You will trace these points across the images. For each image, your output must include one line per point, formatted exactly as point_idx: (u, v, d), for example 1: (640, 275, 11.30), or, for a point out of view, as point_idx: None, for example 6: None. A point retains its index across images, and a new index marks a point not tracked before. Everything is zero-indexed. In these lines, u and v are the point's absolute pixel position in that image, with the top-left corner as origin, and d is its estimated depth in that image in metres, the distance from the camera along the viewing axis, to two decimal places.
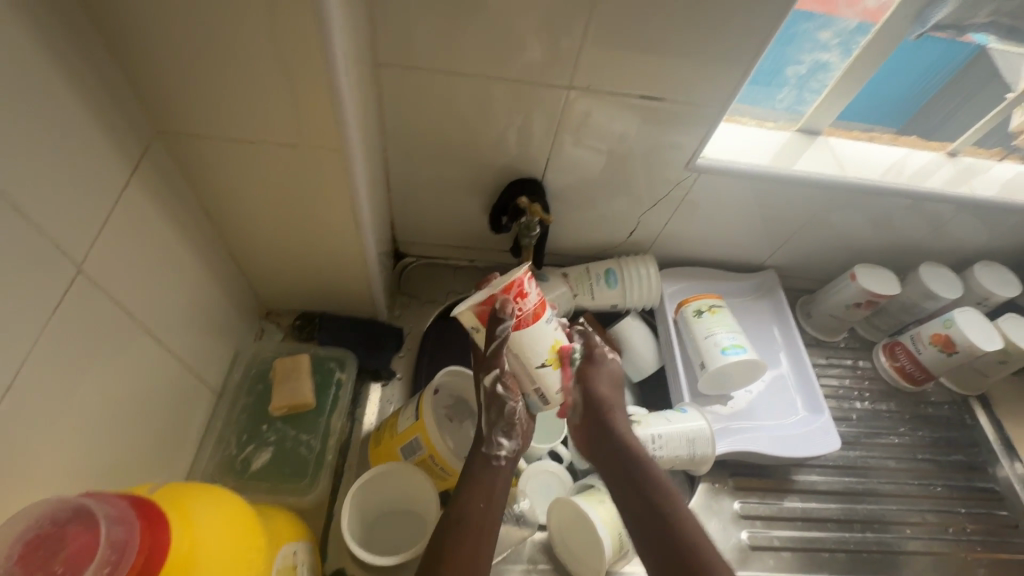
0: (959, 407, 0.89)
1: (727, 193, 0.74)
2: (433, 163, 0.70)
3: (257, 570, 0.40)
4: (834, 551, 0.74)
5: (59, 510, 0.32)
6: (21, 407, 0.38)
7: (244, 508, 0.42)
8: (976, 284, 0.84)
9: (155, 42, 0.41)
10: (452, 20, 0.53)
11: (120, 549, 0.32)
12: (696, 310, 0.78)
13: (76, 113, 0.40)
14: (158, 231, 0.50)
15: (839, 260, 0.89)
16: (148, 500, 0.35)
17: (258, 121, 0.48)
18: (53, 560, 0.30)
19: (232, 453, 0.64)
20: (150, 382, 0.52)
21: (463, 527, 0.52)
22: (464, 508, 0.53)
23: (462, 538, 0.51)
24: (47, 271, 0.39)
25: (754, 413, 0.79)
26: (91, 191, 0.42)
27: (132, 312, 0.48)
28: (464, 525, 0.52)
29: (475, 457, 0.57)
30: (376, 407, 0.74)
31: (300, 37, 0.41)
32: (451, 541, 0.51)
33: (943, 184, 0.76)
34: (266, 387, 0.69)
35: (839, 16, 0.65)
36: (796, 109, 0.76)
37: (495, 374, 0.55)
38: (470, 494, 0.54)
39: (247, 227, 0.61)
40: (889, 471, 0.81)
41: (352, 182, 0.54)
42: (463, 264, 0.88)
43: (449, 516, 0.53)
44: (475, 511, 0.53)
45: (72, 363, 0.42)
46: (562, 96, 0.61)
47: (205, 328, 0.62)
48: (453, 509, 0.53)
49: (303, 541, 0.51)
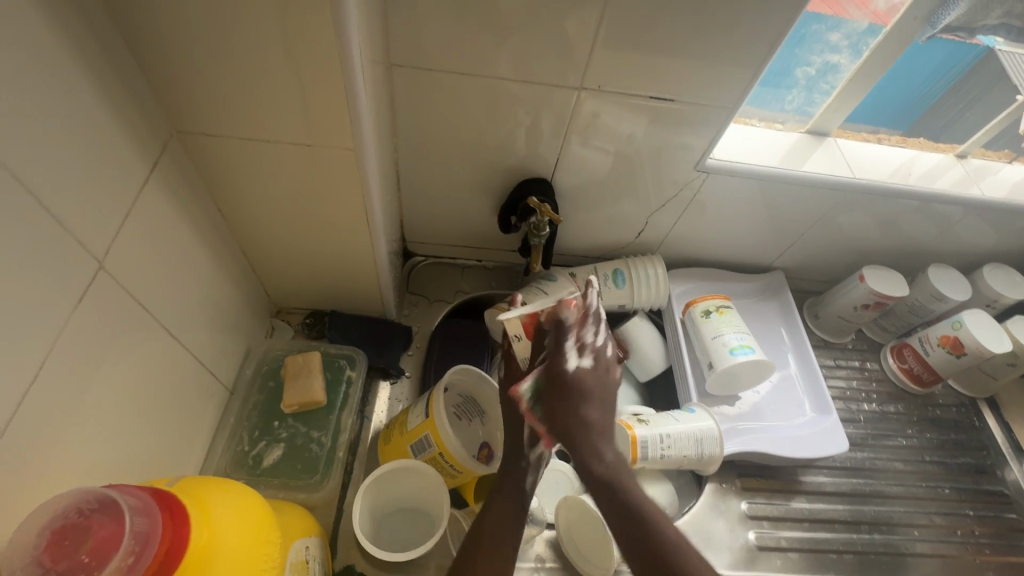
0: (967, 409, 0.89)
1: (736, 193, 0.74)
2: (443, 162, 0.71)
3: (273, 562, 0.40)
4: (842, 552, 0.74)
5: (84, 501, 0.32)
6: (42, 401, 0.38)
7: (259, 503, 0.42)
8: (984, 286, 0.84)
9: (175, 43, 0.42)
10: (464, 21, 0.54)
11: (142, 541, 0.32)
12: (704, 311, 0.78)
13: (98, 110, 0.40)
14: (173, 228, 0.51)
15: (846, 262, 0.89)
16: (168, 494, 0.36)
17: (274, 120, 0.49)
18: (78, 550, 0.31)
19: (244, 449, 0.65)
20: (165, 378, 0.52)
21: (496, 542, 0.52)
22: (494, 523, 0.54)
23: (490, 553, 0.51)
24: (68, 266, 0.39)
25: (761, 414, 0.79)
26: (111, 188, 0.42)
27: (149, 308, 0.49)
28: (497, 540, 0.52)
29: (507, 468, 0.58)
30: (385, 405, 0.75)
31: (318, 38, 0.41)
32: (481, 559, 0.51)
33: (952, 185, 0.76)
34: (277, 384, 0.70)
35: (848, 18, 0.67)
36: (804, 110, 0.76)
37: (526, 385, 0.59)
38: (498, 508, 0.55)
39: (261, 226, 0.61)
40: (897, 473, 0.81)
41: (365, 180, 0.54)
42: (471, 263, 0.89)
43: (482, 529, 0.53)
44: (501, 527, 0.54)
45: (91, 357, 0.42)
46: (573, 96, 0.62)
47: (218, 325, 0.62)
48: (487, 524, 0.54)
49: (315, 537, 0.52)
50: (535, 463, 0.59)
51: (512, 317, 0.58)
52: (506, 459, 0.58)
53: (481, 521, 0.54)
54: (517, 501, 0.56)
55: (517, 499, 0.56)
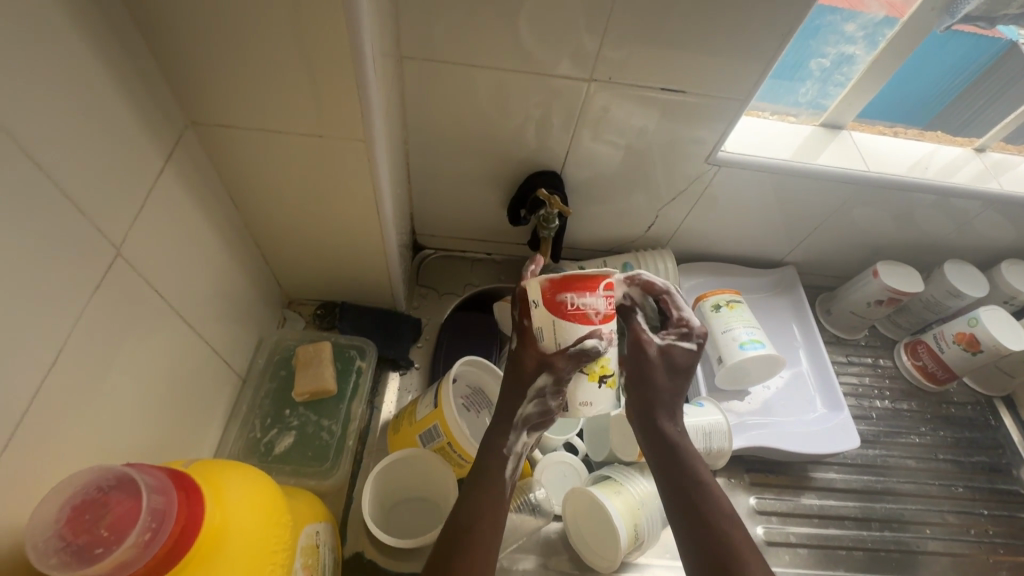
0: (983, 407, 0.88)
1: (747, 186, 0.74)
2: (453, 155, 0.71)
3: (285, 543, 0.41)
4: (851, 549, 0.73)
5: (103, 478, 0.33)
6: (63, 383, 0.39)
7: (270, 486, 0.43)
8: (1002, 283, 0.82)
9: (191, 35, 0.43)
10: (474, 13, 0.54)
11: (159, 518, 0.33)
12: (714, 305, 0.77)
13: (117, 101, 0.41)
14: (189, 218, 0.52)
15: (861, 257, 0.88)
16: (184, 473, 0.36)
17: (286, 113, 0.49)
18: (98, 524, 0.32)
19: (256, 436, 0.66)
20: (180, 364, 0.54)
21: (474, 536, 0.52)
22: (470, 517, 0.53)
23: (472, 543, 0.51)
24: (89, 253, 0.40)
25: (771, 409, 0.79)
26: (129, 178, 0.43)
27: (165, 296, 0.50)
28: (472, 537, 0.51)
29: (490, 459, 0.57)
30: (395, 396, 0.76)
31: (328, 30, 0.42)
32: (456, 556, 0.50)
33: (970, 180, 0.75)
34: (289, 372, 0.71)
35: (864, 10, 0.66)
36: (818, 103, 0.75)
37: (551, 377, 0.56)
38: (477, 499, 0.54)
39: (273, 218, 0.62)
40: (909, 470, 0.80)
41: (374, 172, 0.55)
42: (481, 257, 0.89)
43: (459, 524, 0.52)
44: (476, 518, 0.53)
45: (113, 341, 0.44)
46: (583, 89, 0.61)
47: (231, 314, 0.63)
48: (462, 515, 0.53)
49: (325, 522, 0.52)
50: (518, 451, 0.59)
51: (535, 280, 0.54)
52: (490, 449, 0.58)
53: (458, 515, 0.53)
54: (495, 495, 0.55)
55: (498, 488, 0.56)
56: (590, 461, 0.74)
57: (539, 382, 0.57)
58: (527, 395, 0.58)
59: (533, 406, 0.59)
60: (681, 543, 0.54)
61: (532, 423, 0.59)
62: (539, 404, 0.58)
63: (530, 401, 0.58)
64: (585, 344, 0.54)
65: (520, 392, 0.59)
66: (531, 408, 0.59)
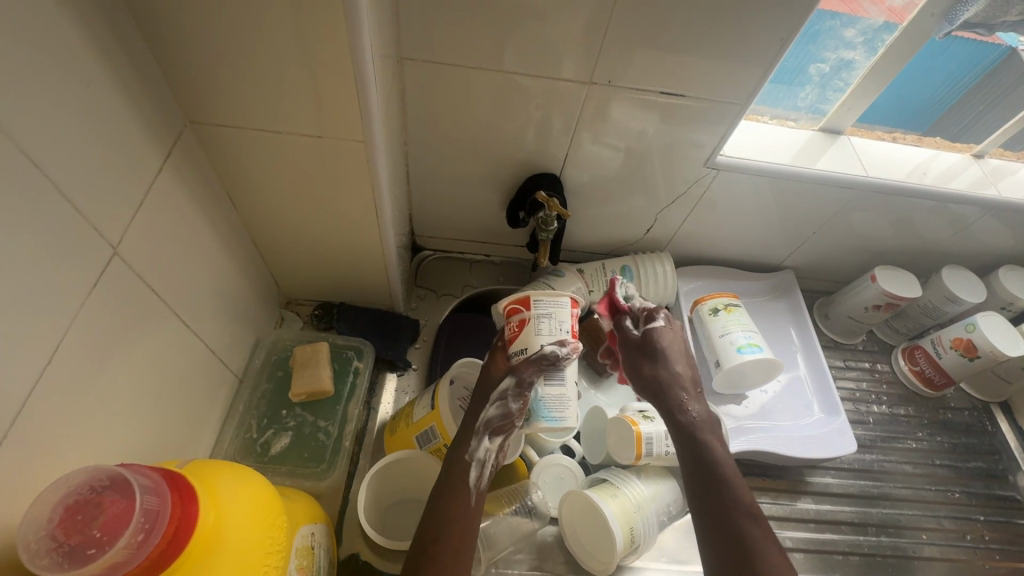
0: (980, 413, 0.88)
1: (746, 191, 0.74)
2: (452, 156, 0.71)
3: (279, 546, 0.41)
4: (848, 553, 0.73)
5: (96, 479, 0.33)
6: (61, 380, 0.40)
7: (266, 487, 0.43)
8: (1000, 289, 0.83)
9: (191, 34, 0.43)
10: (475, 15, 0.54)
11: (152, 519, 0.33)
12: (712, 309, 0.77)
13: (114, 100, 0.41)
14: (187, 218, 0.52)
15: (859, 261, 0.88)
16: (178, 474, 0.36)
17: (284, 113, 0.49)
18: (90, 525, 0.32)
19: (252, 437, 0.66)
20: (177, 363, 0.53)
21: (440, 546, 0.50)
22: (438, 529, 0.51)
23: (438, 555, 0.49)
24: (86, 251, 0.40)
25: (769, 414, 0.79)
26: (126, 178, 0.43)
27: (162, 296, 0.50)
28: (443, 543, 0.50)
29: (454, 466, 0.55)
30: (392, 397, 0.75)
31: (325, 29, 0.42)
32: (429, 560, 0.49)
33: (969, 186, 0.75)
34: (286, 373, 0.71)
35: (864, 15, 0.65)
36: (817, 108, 0.75)
37: (502, 390, 0.57)
38: (440, 513, 0.52)
39: (272, 217, 0.62)
40: (906, 475, 0.80)
41: (373, 172, 0.55)
42: (479, 258, 0.89)
43: (425, 535, 0.51)
44: (449, 523, 0.52)
45: (111, 338, 0.44)
46: (583, 93, 0.62)
47: (229, 314, 0.63)
48: (428, 529, 0.51)
49: (320, 524, 0.52)
50: (482, 457, 0.56)
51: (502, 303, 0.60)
52: (453, 454, 0.56)
53: (424, 527, 0.51)
54: (461, 501, 0.53)
55: (464, 497, 0.54)
56: (586, 464, 0.74)
57: (491, 394, 0.58)
58: (489, 397, 0.58)
59: (495, 409, 0.57)
60: (704, 544, 0.53)
61: (494, 429, 0.58)
62: (501, 407, 0.57)
63: (492, 404, 0.58)
64: (544, 348, 0.55)
65: (484, 393, 0.58)
66: (492, 412, 0.58)
